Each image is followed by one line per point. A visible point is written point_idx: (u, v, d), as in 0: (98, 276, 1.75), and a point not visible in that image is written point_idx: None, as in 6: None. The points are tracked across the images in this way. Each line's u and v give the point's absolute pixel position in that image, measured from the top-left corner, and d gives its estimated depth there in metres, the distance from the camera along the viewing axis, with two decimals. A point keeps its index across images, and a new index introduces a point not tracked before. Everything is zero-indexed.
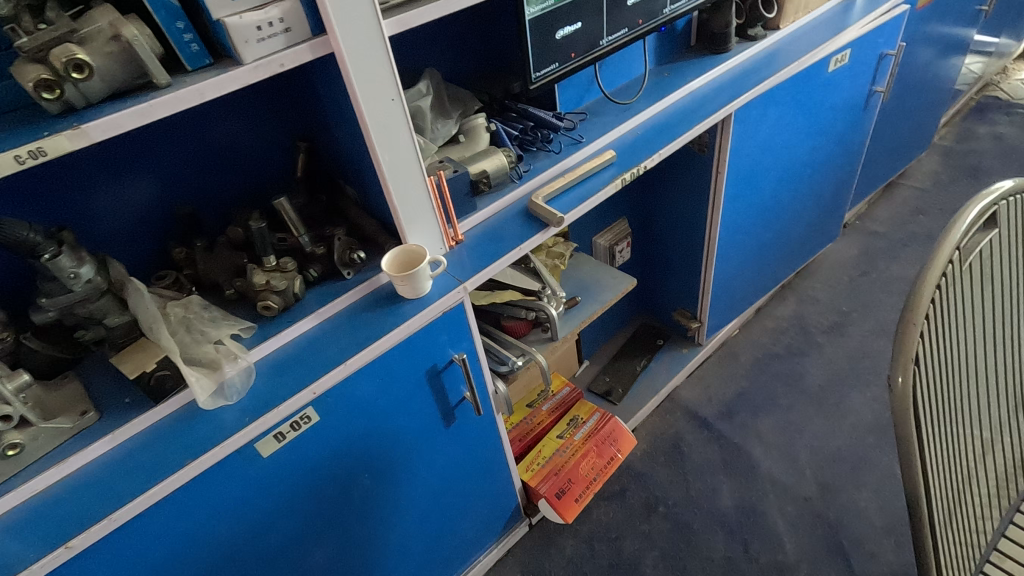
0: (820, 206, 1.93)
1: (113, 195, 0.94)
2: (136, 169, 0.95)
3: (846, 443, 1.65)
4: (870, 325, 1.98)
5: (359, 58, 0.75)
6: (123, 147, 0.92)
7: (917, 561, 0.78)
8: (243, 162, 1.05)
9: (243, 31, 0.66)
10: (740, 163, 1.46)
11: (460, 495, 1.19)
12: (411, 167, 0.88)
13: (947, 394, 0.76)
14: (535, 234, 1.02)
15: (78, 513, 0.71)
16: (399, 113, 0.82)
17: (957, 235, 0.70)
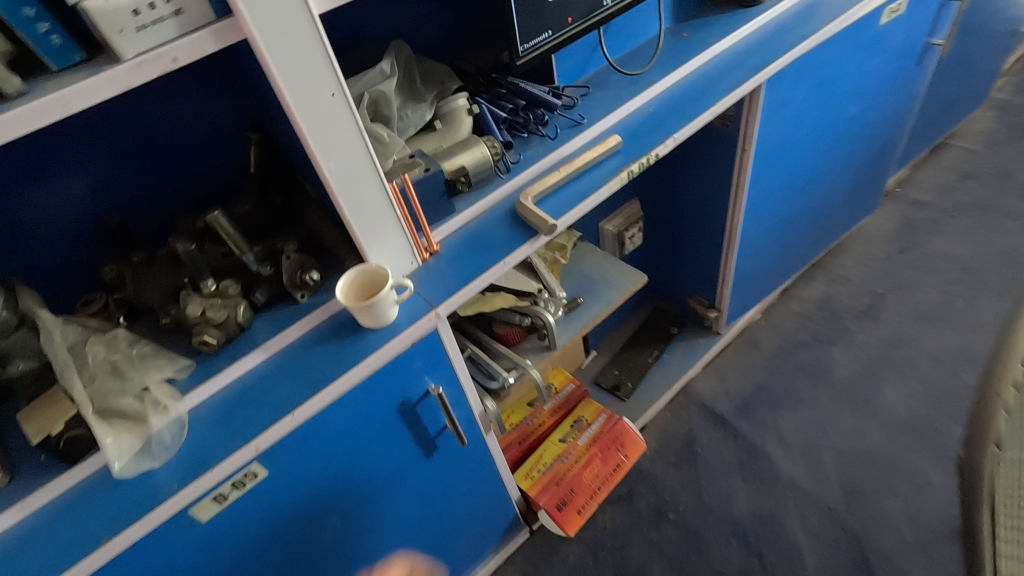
0: (860, 177, 1.71)
1: (29, 205, 0.81)
2: (52, 173, 0.81)
3: (876, 445, 1.51)
4: (908, 308, 1.80)
5: (283, 44, 0.58)
6: (31, 149, 0.78)
7: None
8: (189, 156, 0.90)
9: (113, 18, 0.49)
10: (771, 137, 1.26)
11: (446, 517, 1.10)
12: (366, 174, 0.71)
13: None
14: (522, 243, 0.85)
15: None
16: (345, 109, 0.65)
17: None
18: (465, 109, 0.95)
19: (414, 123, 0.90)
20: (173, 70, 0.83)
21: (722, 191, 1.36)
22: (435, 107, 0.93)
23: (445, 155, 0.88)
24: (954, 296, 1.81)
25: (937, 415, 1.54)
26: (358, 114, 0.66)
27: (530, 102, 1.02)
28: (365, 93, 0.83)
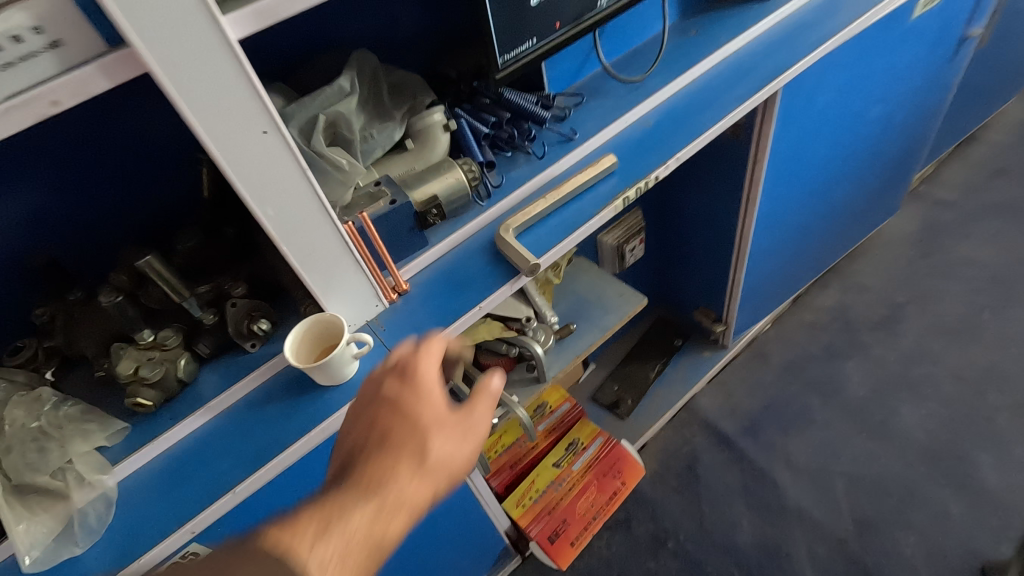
0: (884, 180, 1.58)
1: None
2: None
3: (891, 472, 1.42)
4: (929, 320, 1.69)
5: (195, 78, 0.48)
6: None
7: None
8: (140, 178, 0.81)
9: None
10: (787, 145, 1.14)
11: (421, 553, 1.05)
12: (314, 218, 0.61)
13: None
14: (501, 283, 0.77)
15: None
16: (282, 148, 0.55)
17: None
18: (440, 124, 0.84)
19: (382, 145, 0.80)
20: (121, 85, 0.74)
21: (733, 201, 1.25)
22: (405, 124, 0.82)
23: (416, 181, 0.78)
24: (981, 307, 1.69)
25: (958, 440, 1.44)
26: (299, 153, 0.56)
27: (516, 115, 0.91)
28: (320, 113, 0.72)
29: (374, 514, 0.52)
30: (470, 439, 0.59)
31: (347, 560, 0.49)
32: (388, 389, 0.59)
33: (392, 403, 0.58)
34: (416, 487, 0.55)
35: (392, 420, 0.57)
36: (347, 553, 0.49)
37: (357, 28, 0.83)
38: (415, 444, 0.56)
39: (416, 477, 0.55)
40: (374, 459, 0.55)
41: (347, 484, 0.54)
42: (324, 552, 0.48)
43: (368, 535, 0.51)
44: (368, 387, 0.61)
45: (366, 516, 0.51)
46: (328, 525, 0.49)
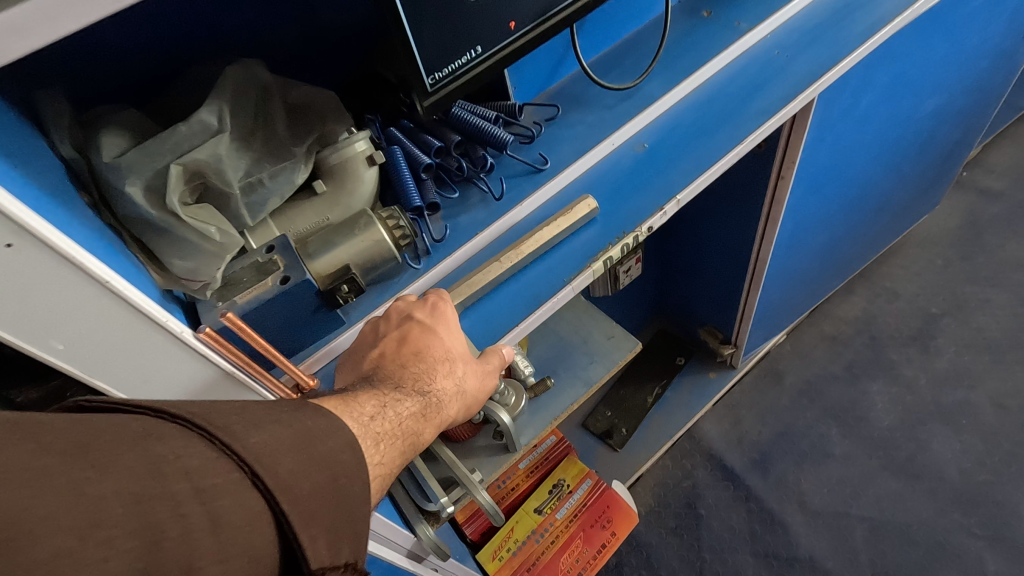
0: (931, 176, 1.33)
1: None
2: None
3: (919, 519, 1.25)
4: (968, 335, 1.48)
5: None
6: None
7: None
8: None
9: None
10: (820, 156, 0.92)
11: None
12: (138, 340, 0.43)
13: None
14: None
15: None
16: (51, 260, 0.36)
17: None
18: (363, 156, 0.62)
19: (279, 193, 0.59)
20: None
21: (750, 218, 1.03)
22: (312, 161, 0.61)
23: (321, 245, 0.57)
24: None
25: (997, 482, 1.27)
26: (85, 263, 0.37)
27: (469, 138, 0.70)
28: (172, 163, 0.51)
29: (417, 411, 0.51)
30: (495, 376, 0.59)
31: (400, 439, 0.48)
32: (419, 314, 0.56)
33: (427, 326, 0.55)
34: (451, 402, 0.55)
35: (425, 341, 0.54)
36: (397, 432, 0.48)
37: (248, 28, 0.62)
38: (452, 366, 0.55)
39: (450, 393, 0.54)
40: (409, 369, 0.53)
41: (382, 384, 0.52)
42: (380, 424, 0.47)
43: (413, 426, 0.50)
44: (391, 311, 0.57)
45: (412, 412, 0.51)
46: (381, 405, 0.49)
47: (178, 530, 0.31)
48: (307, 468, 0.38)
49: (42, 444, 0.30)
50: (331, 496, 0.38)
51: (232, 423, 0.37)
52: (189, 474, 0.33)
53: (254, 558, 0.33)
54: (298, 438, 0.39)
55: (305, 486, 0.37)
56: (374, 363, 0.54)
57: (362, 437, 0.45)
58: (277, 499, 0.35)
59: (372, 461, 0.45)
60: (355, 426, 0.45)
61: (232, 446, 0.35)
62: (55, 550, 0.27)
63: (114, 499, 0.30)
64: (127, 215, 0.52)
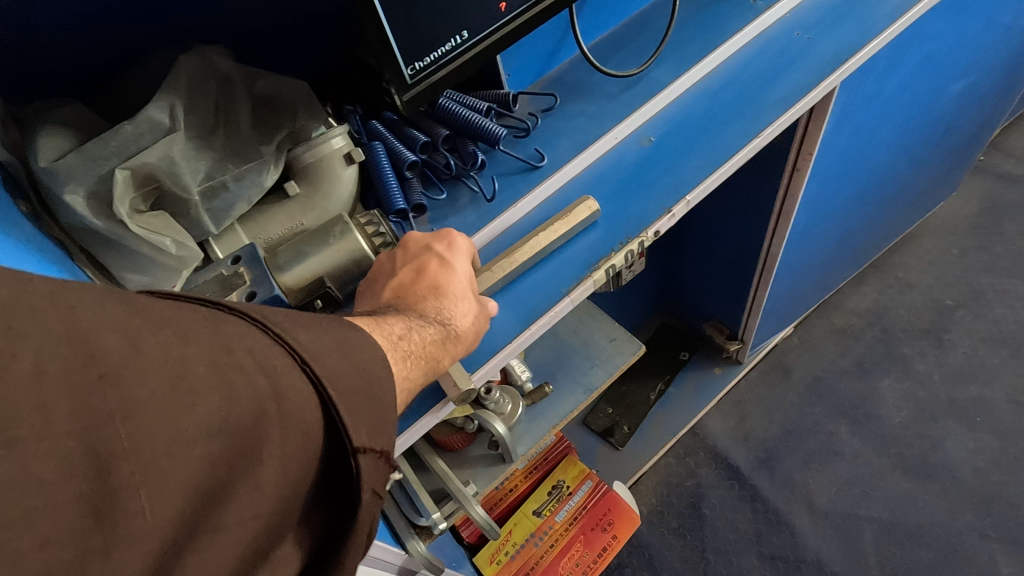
0: (951, 163, 1.25)
1: None
2: None
3: (930, 521, 1.21)
4: (984, 328, 1.43)
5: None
6: None
7: None
8: None
9: None
10: (839, 147, 0.86)
11: None
12: None
13: None
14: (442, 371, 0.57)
15: None
16: None
17: None
18: (339, 153, 0.57)
19: (246, 197, 0.53)
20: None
21: (761, 210, 0.97)
22: (285, 159, 0.56)
23: (293, 255, 0.52)
24: None
25: (1012, 483, 1.22)
26: None
27: (458, 131, 0.63)
28: (119, 167, 0.45)
29: (441, 340, 0.46)
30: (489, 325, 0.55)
31: (427, 360, 0.44)
32: (439, 246, 0.51)
33: (446, 259, 0.50)
34: (472, 338, 0.49)
35: (445, 274, 0.49)
36: (421, 354, 0.43)
37: (209, 11, 0.56)
38: (470, 304, 0.49)
39: (470, 333, 0.49)
40: (431, 301, 0.47)
41: (403, 309, 0.46)
42: (408, 343, 0.43)
43: (435, 353, 0.45)
44: (408, 242, 0.52)
45: (437, 340, 0.45)
46: (409, 326, 0.44)
47: (249, 395, 0.30)
48: (346, 368, 0.36)
49: (117, 306, 0.29)
50: (374, 394, 0.37)
51: (281, 319, 0.35)
52: (253, 351, 0.32)
53: (307, 433, 0.33)
54: (340, 341, 0.37)
55: (350, 380, 0.36)
56: (392, 290, 0.48)
57: (392, 352, 0.41)
58: (324, 385, 0.34)
59: (399, 377, 0.41)
60: (382, 340, 0.41)
61: (284, 336, 0.34)
62: (152, 389, 0.27)
63: (195, 360, 0.29)
64: (71, 224, 0.46)
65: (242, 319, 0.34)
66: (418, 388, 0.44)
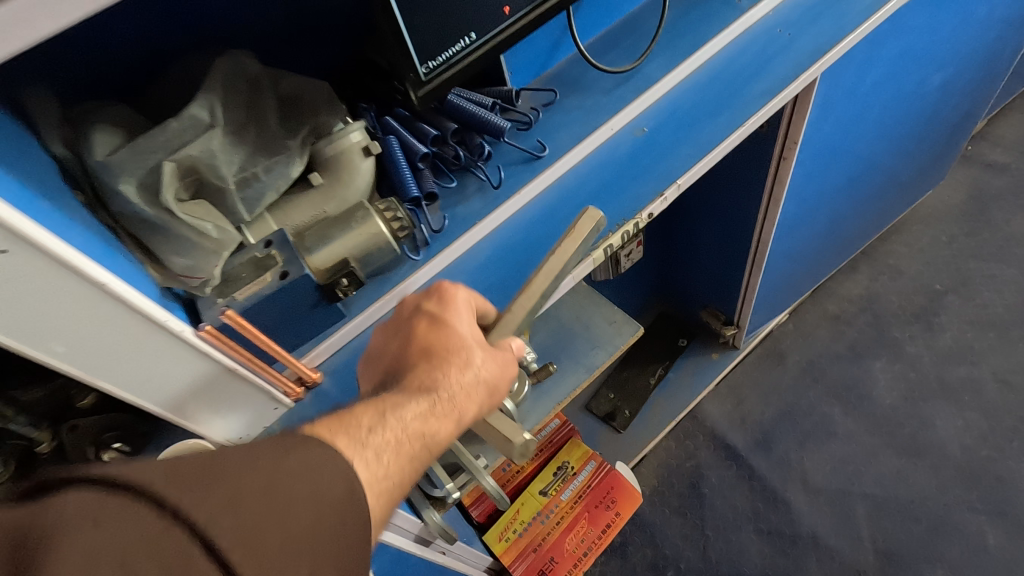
0: (937, 151, 1.30)
1: None
2: None
3: (921, 495, 1.26)
4: (972, 312, 1.48)
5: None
6: None
7: None
8: None
9: None
10: (823, 138, 0.91)
11: None
12: (139, 340, 0.43)
13: None
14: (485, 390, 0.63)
15: None
16: (47, 264, 0.36)
17: None
18: (358, 148, 0.62)
19: (274, 186, 0.58)
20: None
21: (752, 198, 1.02)
22: (309, 153, 0.61)
23: (319, 238, 0.57)
24: None
25: (1000, 458, 1.28)
26: (82, 266, 0.37)
27: (466, 125, 0.69)
28: (166, 160, 0.51)
29: (425, 410, 0.49)
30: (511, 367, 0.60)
31: (405, 445, 0.46)
32: (428, 304, 0.55)
33: (435, 318, 0.54)
34: (467, 395, 0.52)
35: (434, 338, 0.54)
36: (403, 439, 0.46)
37: (235, 16, 0.61)
38: (469, 354, 0.54)
39: (465, 386, 0.52)
40: (419, 368, 0.53)
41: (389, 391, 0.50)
42: (381, 435, 0.45)
43: (423, 427, 0.48)
44: (402, 304, 0.57)
45: (425, 416, 0.48)
46: (382, 414, 0.46)
47: None
48: (267, 523, 0.34)
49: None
50: (301, 544, 0.35)
51: (183, 485, 0.33)
52: (135, 551, 0.30)
53: None
54: (266, 485, 0.35)
55: (268, 538, 0.33)
56: (388, 362, 0.55)
57: (359, 452, 0.42)
58: (230, 560, 0.32)
59: (377, 477, 0.42)
60: (347, 445, 0.42)
61: (179, 513, 0.32)
62: None
63: None
64: (122, 213, 0.51)
65: (128, 505, 0.31)
66: (406, 482, 0.45)
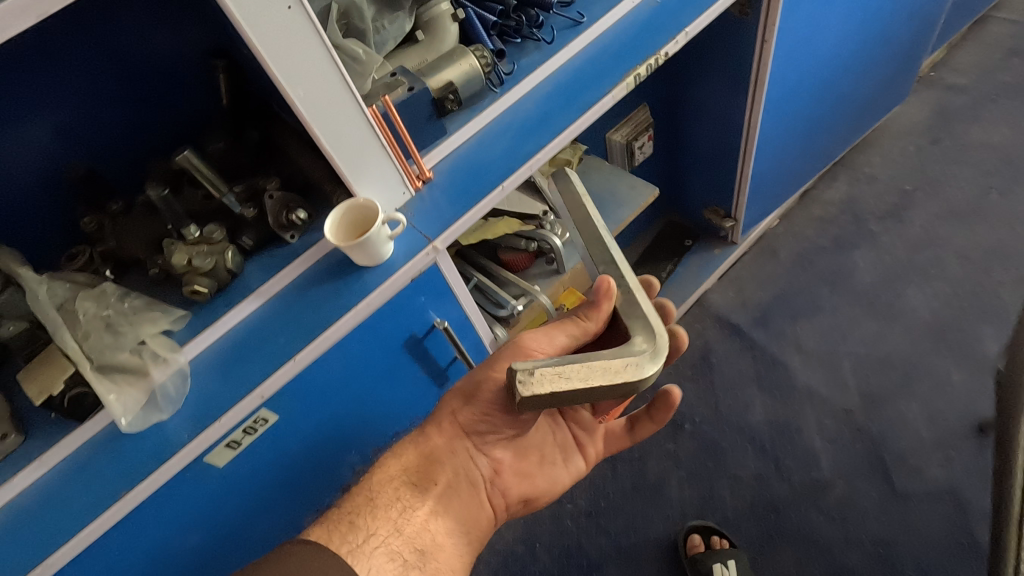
0: (899, 59, 1.53)
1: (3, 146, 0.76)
2: (24, 110, 0.75)
3: (897, 349, 1.48)
4: (937, 206, 1.70)
5: None
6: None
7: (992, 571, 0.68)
8: (167, 80, 0.83)
9: None
10: (795, 25, 1.13)
11: None
12: (339, 102, 0.65)
13: None
14: (661, 325, 0.63)
15: (42, 535, 0.64)
16: (305, 24, 0.58)
17: None
18: (449, 14, 0.83)
19: (393, 37, 0.82)
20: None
21: (741, 88, 1.24)
22: (415, 15, 0.83)
23: (432, 68, 0.79)
24: (988, 188, 1.70)
25: (961, 316, 1.50)
26: (322, 30, 0.59)
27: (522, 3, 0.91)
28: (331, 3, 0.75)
29: (386, 476, 0.74)
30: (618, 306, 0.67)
31: (368, 500, 0.70)
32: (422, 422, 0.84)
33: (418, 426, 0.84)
34: (429, 446, 0.78)
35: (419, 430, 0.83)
36: (371, 497, 0.70)
37: None
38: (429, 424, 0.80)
39: (420, 444, 0.78)
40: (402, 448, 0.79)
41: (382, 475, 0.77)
42: (354, 503, 0.70)
43: (391, 486, 0.72)
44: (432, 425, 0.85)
45: (391, 470, 0.74)
46: (355, 492, 0.72)
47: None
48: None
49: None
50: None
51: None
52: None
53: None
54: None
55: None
56: None
57: (337, 521, 0.67)
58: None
59: (353, 534, 0.65)
60: (328, 521, 0.67)
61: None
62: None
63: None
64: None
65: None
66: (382, 526, 0.67)
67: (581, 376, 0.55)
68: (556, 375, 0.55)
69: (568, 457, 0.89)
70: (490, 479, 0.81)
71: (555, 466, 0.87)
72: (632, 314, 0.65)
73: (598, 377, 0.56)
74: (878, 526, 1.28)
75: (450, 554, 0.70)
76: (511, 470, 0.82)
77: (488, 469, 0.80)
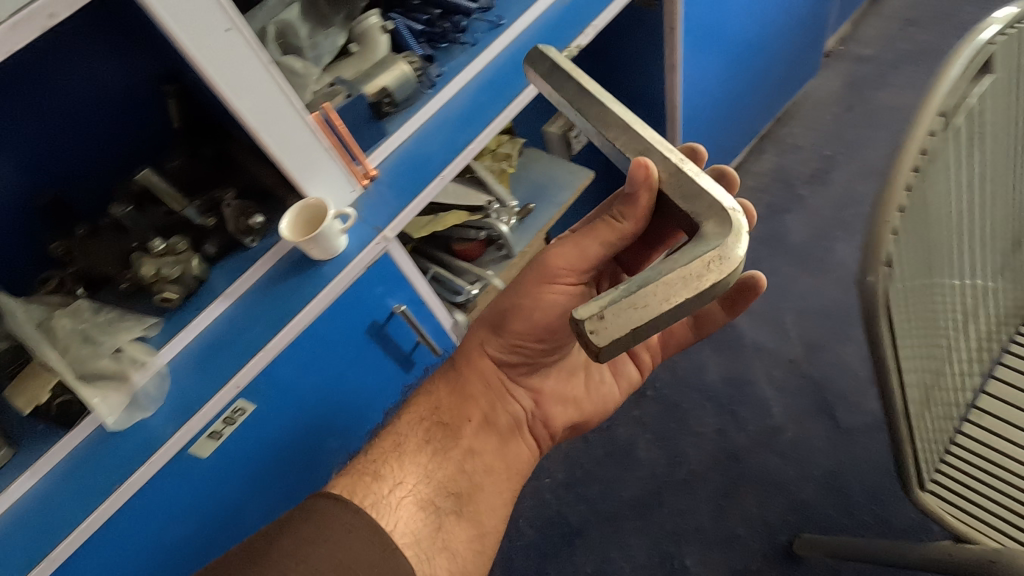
0: (804, 35, 1.67)
1: None
2: None
3: (831, 299, 1.61)
4: (856, 167, 1.85)
5: None
6: None
7: (896, 466, 0.77)
8: (120, 108, 0.89)
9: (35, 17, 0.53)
10: (696, 11, 1.24)
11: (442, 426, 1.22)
12: (282, 110, 0.72)
13: (928, 304, 0.68)
14: (727, 196, 0.57)
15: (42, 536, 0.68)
16: (243, 44, 0.65)
17: (919, 140, 0.57)
18: (379, 27, 0.91)
19: (327, 52, 0.90)
20: (49, 34, 0.79)
21: (659, 73, 1.34)
22: (347, 31, 0.91)
23: (365, 77, 0.86)
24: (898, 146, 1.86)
25: None
26: (258, 47, 0.66)
27: (446, 11, 0.98)
28: (267, 24, 0.83)
29: (419, 415, 0.81)
30: (664, 189, 0.62)
31: (398, 446, 0.77)
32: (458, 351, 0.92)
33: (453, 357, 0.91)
34: (462, 377, 0.85)
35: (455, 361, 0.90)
36: (401, 441, 0.77)
37: None
38: (461, 358, 0.87)
39: (450, 381, 0.85)
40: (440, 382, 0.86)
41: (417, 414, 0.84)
42: (387, 447, 0.77)
43: (423, 429, 0.79)
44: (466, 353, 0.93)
45: (422, 410, 0.81)
46: (388, 438, 0.78)
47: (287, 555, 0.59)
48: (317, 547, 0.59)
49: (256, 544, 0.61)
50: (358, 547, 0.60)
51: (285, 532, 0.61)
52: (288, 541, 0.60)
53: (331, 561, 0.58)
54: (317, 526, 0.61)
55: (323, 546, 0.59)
56: None
57: (368, 471, 0.73)
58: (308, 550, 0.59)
59: (384, 483, 0.72)
60: (360, 469, 0.73)
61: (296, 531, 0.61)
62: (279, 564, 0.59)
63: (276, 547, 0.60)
64: None
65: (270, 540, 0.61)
66: (414, 470, 0.75)
67: (662, 298, 0.51)
68: (628, 304, 0.51)
69: (617, 370, 0.95)
70: (530, 413, 0.88)
71: (597, 387, 0.93)
72: (690, 197, 0.59)
73: (670, 286, 0.52)
74: (828, 459, 1.40)
75: (488, 491, 0.78)
76: (552, 400, 0.90)
77: (526, 401, 0.88)
